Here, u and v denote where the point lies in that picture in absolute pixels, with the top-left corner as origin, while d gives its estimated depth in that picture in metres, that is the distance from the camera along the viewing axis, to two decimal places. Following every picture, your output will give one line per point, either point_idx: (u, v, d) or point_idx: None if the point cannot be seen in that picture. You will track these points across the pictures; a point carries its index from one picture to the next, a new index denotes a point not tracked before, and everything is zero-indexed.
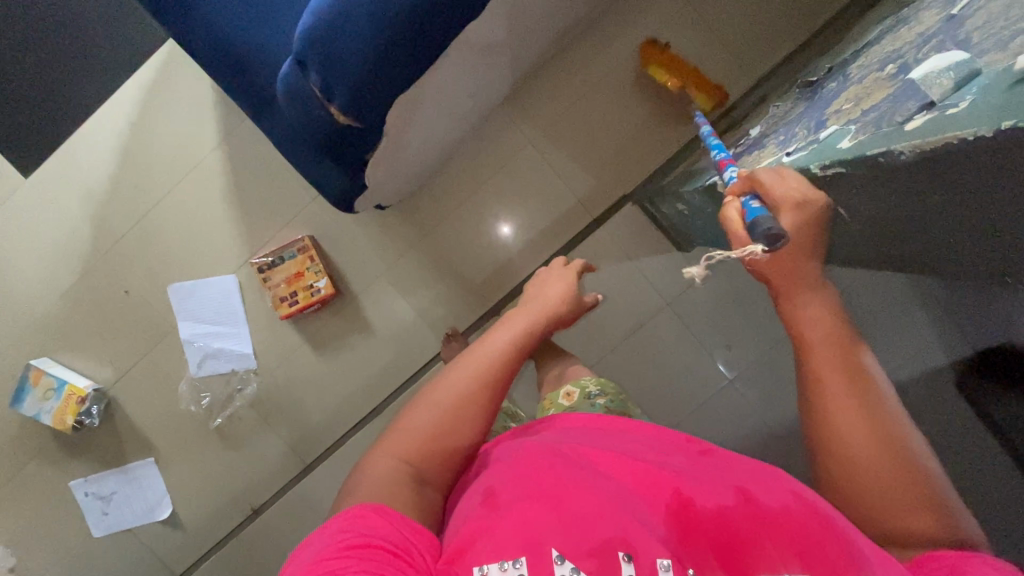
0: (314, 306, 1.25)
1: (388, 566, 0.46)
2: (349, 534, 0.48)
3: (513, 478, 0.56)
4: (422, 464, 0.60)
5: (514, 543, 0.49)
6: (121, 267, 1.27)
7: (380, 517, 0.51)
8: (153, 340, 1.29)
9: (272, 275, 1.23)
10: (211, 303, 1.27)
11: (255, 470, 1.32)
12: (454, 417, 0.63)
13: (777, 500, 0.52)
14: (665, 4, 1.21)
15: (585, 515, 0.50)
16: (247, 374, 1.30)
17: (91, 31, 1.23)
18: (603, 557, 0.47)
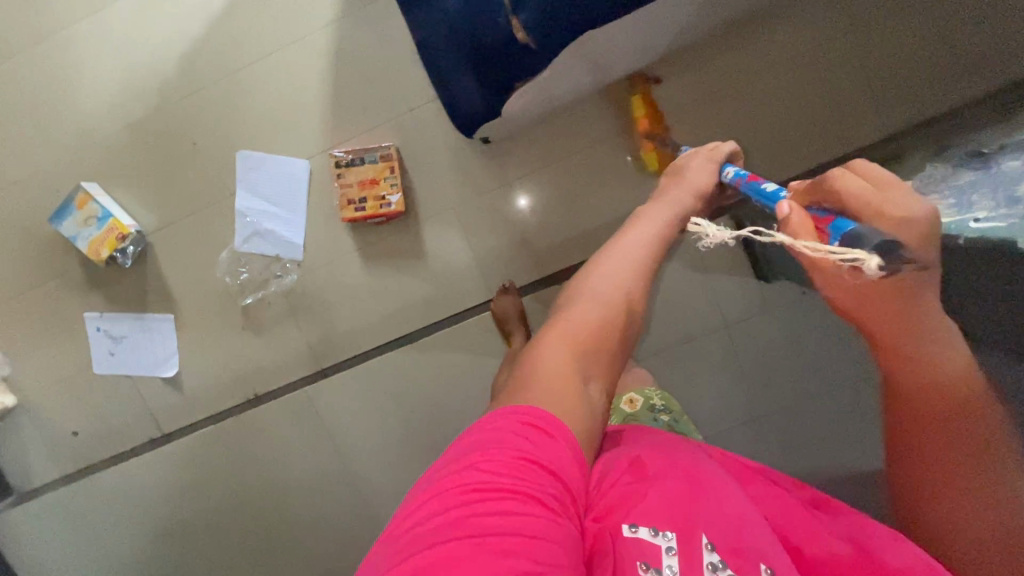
0: (379, 218, 1.21)
1: (562, 499, 0.50)
2: (533, 448, 0.52)
3: (665, 465, 0.62)
4: (586, 364, 0.63)
5: (669, 518, 0.54)
6: (196, 117, 1.22)
7: (551, 434, 0.54)
8: (206, 200, 1.25)
9: (347, 173, 1.19)
10: (277, 183, 1.23)
11: (268, 360, 1.30)
12: (611, 311, 0.67)
13: (898, 555, 0.57)
14: (826, 27, 1.15)
15: (732, 517, 0.56)
16: (291, 265, 1.27)
17: None
18: (746, 560, 0.53)
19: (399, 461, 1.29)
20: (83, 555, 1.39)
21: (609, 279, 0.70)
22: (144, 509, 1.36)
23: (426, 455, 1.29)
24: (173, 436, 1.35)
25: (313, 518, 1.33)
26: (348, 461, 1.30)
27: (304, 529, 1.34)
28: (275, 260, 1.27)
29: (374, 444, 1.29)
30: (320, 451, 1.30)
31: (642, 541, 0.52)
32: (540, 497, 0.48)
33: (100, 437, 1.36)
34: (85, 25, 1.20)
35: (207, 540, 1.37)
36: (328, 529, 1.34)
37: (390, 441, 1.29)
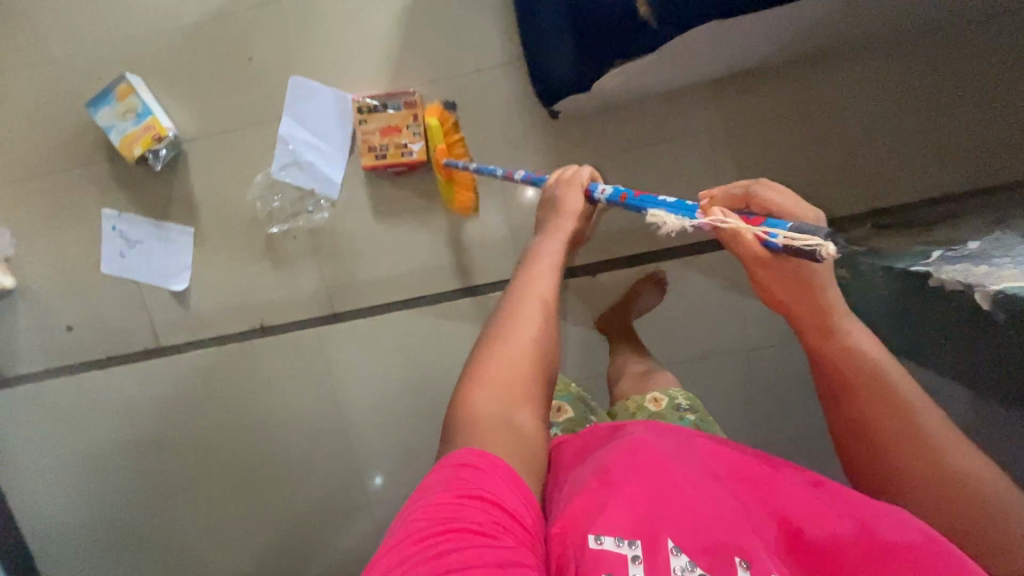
0: (400, 167, 1.17)
1: (507, 527, 0.48)
2: (469, 485, 0.50)
3: (628, 463, 0.57)
4: (512, 395, 0.60)
5: (632, 524, 0.50)
6: (259, 29, 1.17)
7: (496, 467, 0.52)
8: (251, 119, 1.20)
9: (369, 120, 1.15)
10: (318, 115, 1.19)
11: (282, 292, 1.28)
12: (522, 356, 0.62)
13: (900, 534, 0.51)
14: (913, 76, 1.13)
15: (702, 515, 0.52)
16: (325, 201, 1.23)
17: None
18: (720, 556, 0.48)
19: (395, 420, 1.28)
20: (54, 450, 1.36)
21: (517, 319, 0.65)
22: (126, 417, 1.33)
23: (422, 419, 1.28)
24: (168, 350, 1.32)
25: (297, 458, 1.32)
26: (344, 410, 1.29)
27: (286, 467, 1.33)
28: (309, 194, 1.23)
29: (373, 398, 1.28)
30: (317, 394, 1.28)
31: (608, 554, 0.48)
32: (483, 530, 0.46)
33: (95, 336, 1.32)
34: None
35: (184, 460, 1.35)
36: (309, 472, 1.33)
37: (389, 397, 1.28)
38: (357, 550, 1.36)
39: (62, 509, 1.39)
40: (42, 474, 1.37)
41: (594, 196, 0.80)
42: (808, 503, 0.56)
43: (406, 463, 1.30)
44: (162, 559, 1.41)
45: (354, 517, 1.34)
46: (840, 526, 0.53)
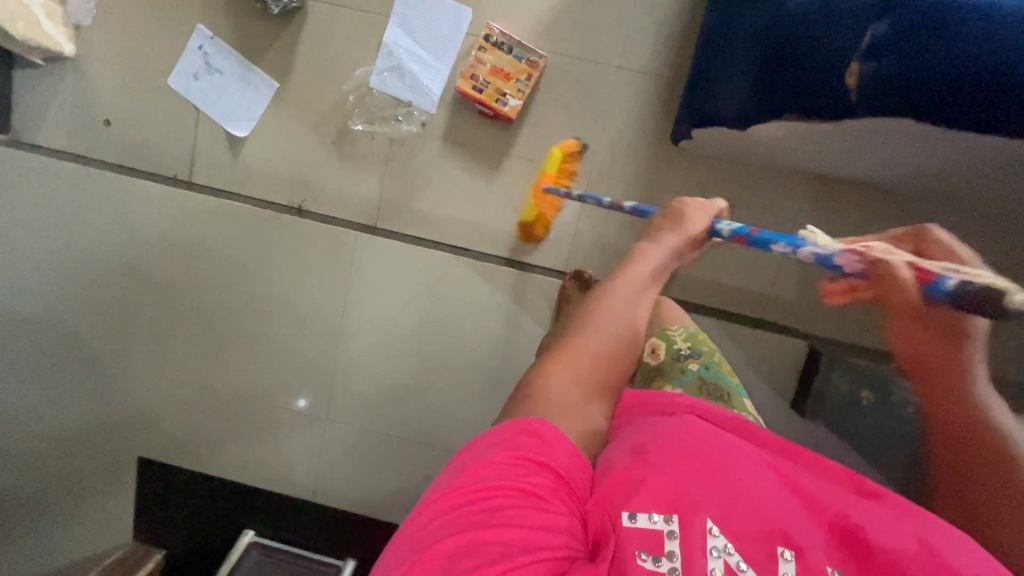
0: (487, 109, 1.15)
1: (550, 496, 0.46)
2: (523, 448, 0.48)
3: (668, 445, 0.54)
4: (587, 385, 0.58)
5: (670, 500, 0.48)
6: None
7: (562, 444, 0.50)
8: (384, 11, 1.17)
9: (488, 53, 1.13)
10: (434, 27, 1.16)
11: (334, 184, 1.24)
12: (609, 354, 0.60)
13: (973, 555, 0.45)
14: (1005, 267, 1.14)
15: (746, 498, 0.48)
16: (417, 116, 1.20)
17: None
18: (762, 545, 0.45)
19: (386, 352, 1.26)
20: (36, 232, 1.28)
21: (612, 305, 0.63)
22: (123, 233, 1.26)
23: (412, 363, 1.26)
24: (196, 187, 1.26)
25: (275, 347, 1.28)
26: (342, 321, 1.26)
27: (261, 350, 1.29)
28: (405, 104, 1.19)
29: (374, 322, 1.25)
30: (322, 295, 1.25)
31: (642, 530, 0.46)
32: (536, 493, 0.45)
33: (130, 140, 1.25)
34: None
35: (162, 300, 1.29)
36: (280, 364, 1.29)
37: (389, 328, 1.25)
38: (291, 457, 1.33)
39: (16, 290, 1.31)
40: (13, 249, 1.29)
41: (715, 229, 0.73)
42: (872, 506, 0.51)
43: (378, 397, 1.28)
44: (93, 384, 1.34)
45: (304, 426, 1.31)
46: (905, 533, 0.47)
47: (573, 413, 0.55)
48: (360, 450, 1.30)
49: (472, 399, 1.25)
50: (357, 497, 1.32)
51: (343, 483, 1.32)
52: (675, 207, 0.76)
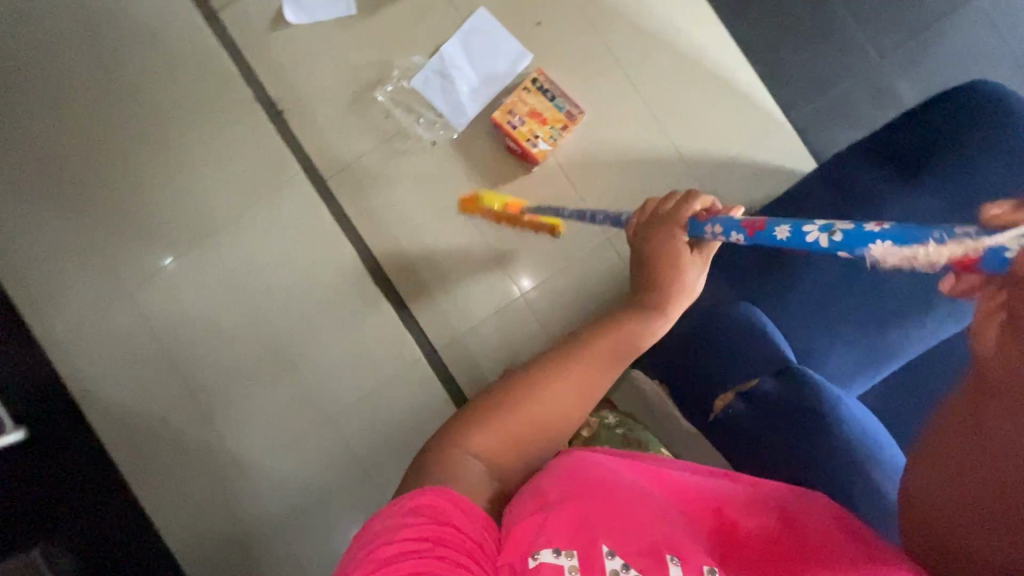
0: (515, 145, 1.14)
1: (463, 555, 0.53)
2: (429, 521, 0.55)
3: (564, 488, 0.62)
4: (500, 463, 0.70)
5: (568, 537, 0.57)
6: (567, 12, 1.18)
7: (461, 509, 0.58)
8: (469, 32, 1.18)
9: (531, 93, 1.13)
10: (496, 64, 1.17)
11: (324, 120, 1.19)
12: (524, 428, 0.72)
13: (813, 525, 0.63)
14: None
15: (630, 518, 0.59)
16: (433, 128, 1.18)
17: (795, 57, 1.24)
18: (652, 555, 0.56)
19: (234, 285, 1.15)
20: None
21: (540, 376, 0.76)
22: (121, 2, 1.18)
23: (244, 312, 1.15)
24: (213, 24, 1.19)
25: (147, 196, 1.16)
26: (224, 230, 1.16)
27: (133, 192, 1.16)
28: (433, 114, 1.18)
29: (250, 254, 1.15)
30: (230, 195, 1.16)
31: (550, 564, 0.55)
32: (451, 562, 0.52)
33: None
34: None
35: (94, 77, 1.18)
36: (137, 217, 1.16)
37: (250, 269, 1.15)
38: (65, 304, 1.15)
39: None
40: None
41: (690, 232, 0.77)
42: (753, 521, 0.64)
43: (191, 318, 1.15)
44: None
45: (103, 287, 1.15)
46: (756, 518, 0.64)
47: (483, 474, 0.67)
48: (126, 343, 1.15)
49: (260, 388, 1.14)
50: (91, 389, 1.15)
51: (89, 365, 1.15)
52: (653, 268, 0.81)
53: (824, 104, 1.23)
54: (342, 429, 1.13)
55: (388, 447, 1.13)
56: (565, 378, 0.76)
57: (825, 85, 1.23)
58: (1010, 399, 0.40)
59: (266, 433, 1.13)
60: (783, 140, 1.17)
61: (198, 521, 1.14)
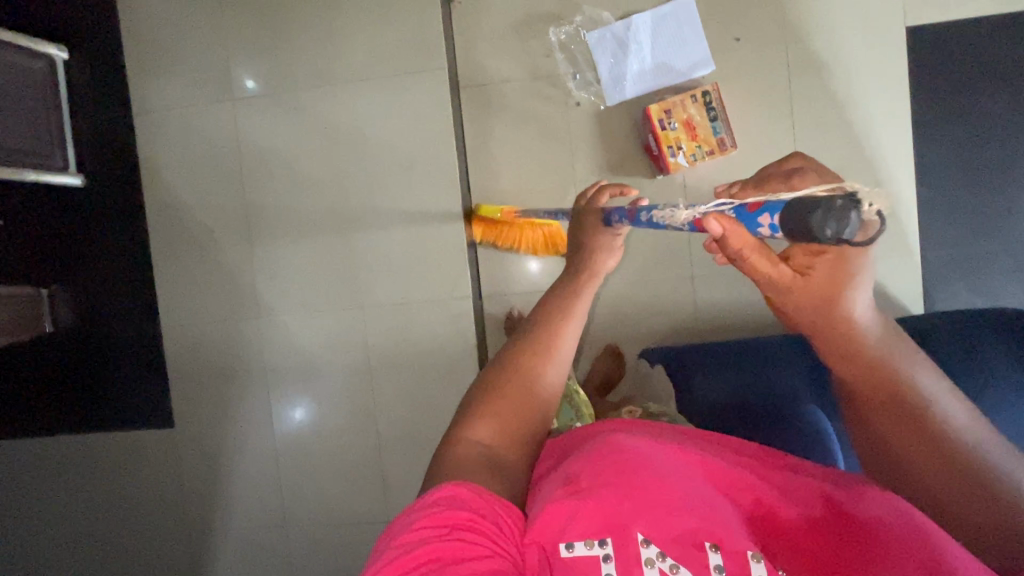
0: (653, 145, 1.09)
1: (488, 541, 0.50)
2: (449, 510, 0.51)
3: (596, 467, 0.57)
4: (502, 436, 0.65)
5: (602, 525, 0.53)
6: (771, 44, 1.10)
7: (480, 495, 0.54)
8: (665, 16, 1.10)
9: (695, 103, 1.07)
10: (674, 60, 1.11)
11: (488, 31, 1.14)
12: (515, 393, 0.68)
13: (869, 513, 0.55)
14: None
15: (667, 501, 0.54)
16: (583, 89, 1.13)
17: (993, 199, 1.08)
18: (690, 543, 0.52)
19: (327, 143, 1.12)
20: None
21: (516, 346, 0.73)
22: None
23: (323, 173, 1.12)
24: None
25: (287, 17, 1.11)
26: (343, 85, 1.11)
27: (277, 5, 1.11)
28: (593, 76, 1.13)
29: (357, 121, 1.11)
30: (365, 54, 1.10)
31: (584, 557, 0.52)
32: (473, 553, 0.48)
33: None
34: None
35: None
36: (269, 31, 1.11)
37: (348, 134, 1.11)
38: (169, 81, 1.13)
39: None
40: None
41: (613, 220, 0.81)
42: (812, 514, 0.56)
43: (276, 154, 1.12)
44: None
45: (210, 83, 1.13)
46: (808, 508, 0.57)
47: (489, 448, 0.63)
48: (204, 145, 1.13)
49: (304, 250, 1.12)
50: (156, 171, 1.13)
51: (163, 149, 1.13)
52: (584, 249, 0.84)
53: (980, 255, 1.09)
54: (366, 325, 1.13)
55: (395, 361, 1.13)
56: (542, 341, 0.72)
57: (1002, 243, 1.08)
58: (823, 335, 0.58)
59: (296, 295, 1.13)
60: (907, 267, 1.11)
61: (198, 341, 1.14)
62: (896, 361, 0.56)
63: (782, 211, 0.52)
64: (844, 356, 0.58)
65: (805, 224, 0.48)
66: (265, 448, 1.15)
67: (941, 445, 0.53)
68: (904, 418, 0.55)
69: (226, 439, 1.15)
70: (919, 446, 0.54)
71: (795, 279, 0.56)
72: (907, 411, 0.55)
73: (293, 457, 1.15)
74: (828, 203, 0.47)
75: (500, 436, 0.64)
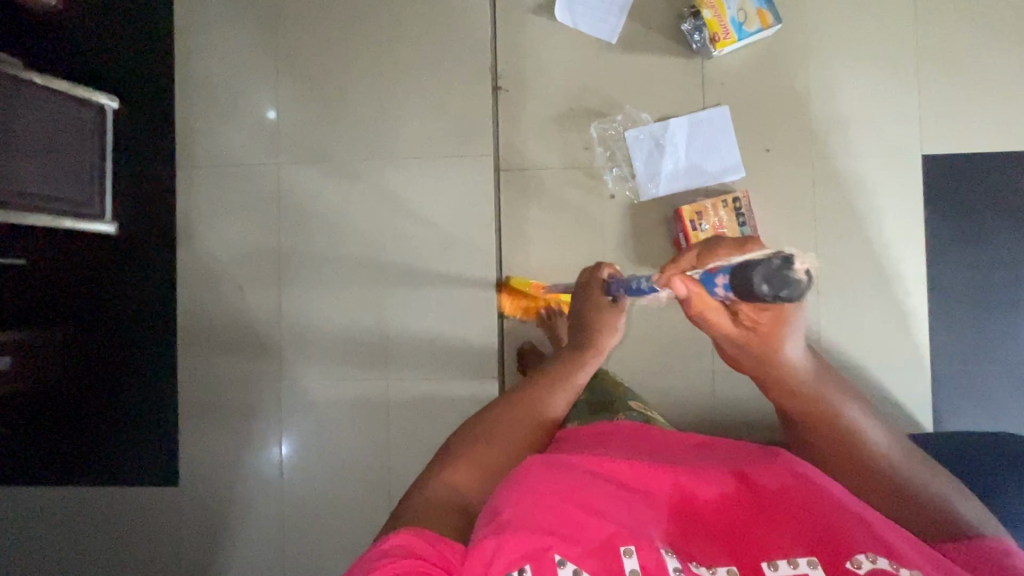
0: (683, 243, 1.14)
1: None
2: (388, 555, 0.51)
3: (510, 493, 0.52)
4: (473, 488, 0.63)
5: (512, 547, 0.46)
6: (797, 158, 1.17)
7: (427, 542, 0.52)
8: (700, 121, 1.17)
9: (726, 208, 1.12)
10: (706, 163, 1.16)
11: (531, 118, 1.19)
12: (493, 446, 0.68)
13: (775, 480, 0.52)
14: None
15: (583, 515, 0.49)
16: (618, 181, 1.18)
17: (999, 320, 1.13)
18: (609, 552, 0.46)
19: (367, 211, 1.14)
20: None
21: (503, 403, 0.74)
22: None
23: (361, 240, 1.14)
24: None
25: (341, 89, 1.15)
26: (391, 161, 1.15)
27: (331, 77, 1.15)
28: (628, 171, 1.18)
29: (400, 196, 1.14)
30: (413, 132, 1.15)
31: None
32: None
33: None
34: (916, 100, 1.15)
35: None
36: (320, 102, 1.15)
37: (389, 205, 1.14)
38: (217, 139, 1.15)
39: None
40: None
41: (613, 291, 0.84)
42: (728, 489, 0.53)
43: (316, 218, 1.14)
44: None
45: (258, 145, 1.15)
46: (721, 484, 0.53)
47: (458, 496, 0.62)
48: (245, 203, 1.15)
49: (334, 313, 1.14)
50: (198, 228, 1.15)
51: (203, 204, 1.15)
52: (587, 322, 0.84)
53: (986, 373, 1.14)
54: (389, 396, 1.13)
55: (413, 434, 1.12)
56: (529, 400, 0.74)
57: (1009, 362, 1.13)
58: (776, 385, 0.65)
59: (322, 360, 1.13)
60: (917, 379, 1.14)
61: (218, 396, 1.14)
62: (829, 396, 0.64)
63: (732, 275, 0.54)
64: (785, 391, 0.64)
65: (749, 286, 0.50)
66: (272, 512, 1.12)
67: (880, 471, 0.58)
68: (843, 451, 0.60)
69: (234, 502, 1.12)
70: (851, 470, 0.59)
71: (749, 333, 0.60)
72: (843, 440, 0.60)
73: (299, 524, 1.12)
74: (767, 262, 0.49)
75: (471, 482, 0.64)
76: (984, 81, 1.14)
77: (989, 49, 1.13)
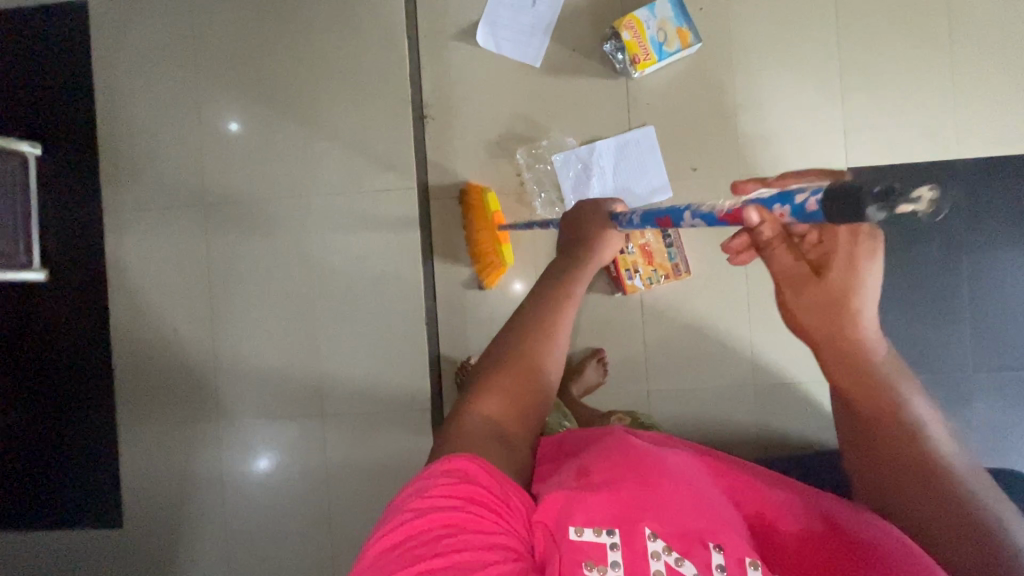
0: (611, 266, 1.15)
1: (490, 516, 0.49)
2: (449, 480, 0.51)
3: (607, 464, 0.59)
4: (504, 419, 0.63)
5: (608, 513, 0.53)
6: (725, 176, 1.17)
7: (490, 473, 0.53)
8: (625, 142, 1.17)
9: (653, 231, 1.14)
10: (633, 182, 1.16)
11: (457, 145, 1.18)
12: (514, 378, 0.66)
13: (871, 529, 0.56)
14: None
15: (675, 497, 0.55)
16: (547, 206, 1.18)
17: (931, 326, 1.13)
18: (694, 542, 0.52)
19: (297, 246, 1.15)
20: None
21: (516, 329, 0.72)
22: None
23: (291, 276, 1.15)
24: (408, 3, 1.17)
25: (265, 124, 1.15)
26: (317, 198, 1.15)
27: (254, 113, 1.15)
28: (556, 195, 1.18)
29: (331, 231, 1.14)
30: (339, 165, 1.15)
31: (586, 543, 0.50)
32: (472, 524, 0.48)
33: None
34: (839, 112, 1.15)
35: None
36: (247, 139, 1.15)
37: (318, 240, 1.14)
38: (146, 181, 1.16)
39: None
40: None
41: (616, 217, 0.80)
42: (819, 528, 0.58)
43: (247, 255, 1.15)
44: None
45: (187, 186, 1.15)
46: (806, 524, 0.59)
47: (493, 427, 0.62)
48: (176, 244, 1.15)
49: (268, 350, 1.15)
50: (131, 272, 1.16)
51: (135, 248, 1.16)
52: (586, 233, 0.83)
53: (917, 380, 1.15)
54: (326, 432, 1.14)
55: (353, 465, 1.14)
56: (540, 325, 0.71)
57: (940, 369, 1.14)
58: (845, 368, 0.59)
59: (259, 398, 1.14)
60: None
61: (161, 436, 1.15)
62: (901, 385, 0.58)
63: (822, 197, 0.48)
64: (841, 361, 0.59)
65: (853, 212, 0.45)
66: (219, 547, 1.14)
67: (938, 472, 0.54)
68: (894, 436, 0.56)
69: (177, 544, 1.14)
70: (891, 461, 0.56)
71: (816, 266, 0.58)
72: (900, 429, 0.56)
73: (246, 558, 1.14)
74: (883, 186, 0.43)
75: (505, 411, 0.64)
76: (906, 90, 1.14)
77: (911, 60, 1.13)
